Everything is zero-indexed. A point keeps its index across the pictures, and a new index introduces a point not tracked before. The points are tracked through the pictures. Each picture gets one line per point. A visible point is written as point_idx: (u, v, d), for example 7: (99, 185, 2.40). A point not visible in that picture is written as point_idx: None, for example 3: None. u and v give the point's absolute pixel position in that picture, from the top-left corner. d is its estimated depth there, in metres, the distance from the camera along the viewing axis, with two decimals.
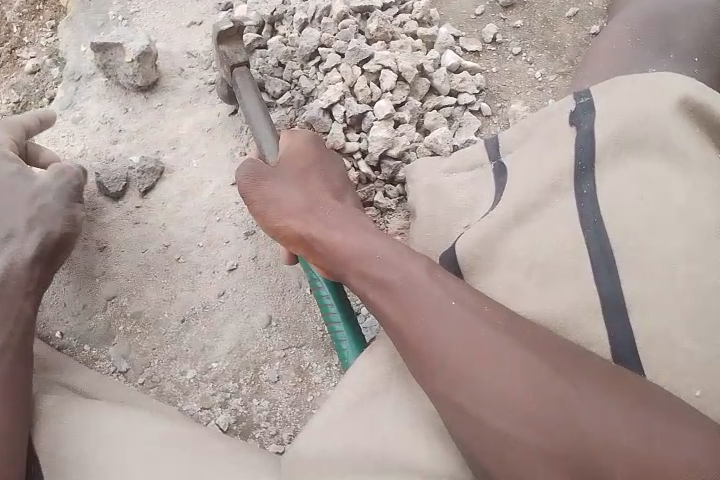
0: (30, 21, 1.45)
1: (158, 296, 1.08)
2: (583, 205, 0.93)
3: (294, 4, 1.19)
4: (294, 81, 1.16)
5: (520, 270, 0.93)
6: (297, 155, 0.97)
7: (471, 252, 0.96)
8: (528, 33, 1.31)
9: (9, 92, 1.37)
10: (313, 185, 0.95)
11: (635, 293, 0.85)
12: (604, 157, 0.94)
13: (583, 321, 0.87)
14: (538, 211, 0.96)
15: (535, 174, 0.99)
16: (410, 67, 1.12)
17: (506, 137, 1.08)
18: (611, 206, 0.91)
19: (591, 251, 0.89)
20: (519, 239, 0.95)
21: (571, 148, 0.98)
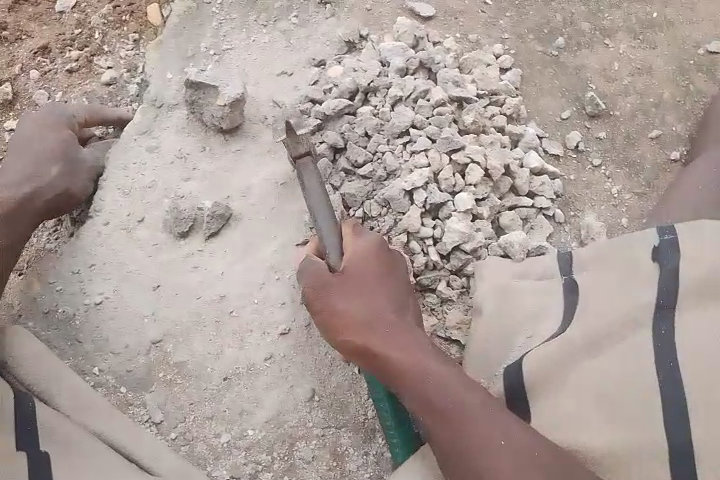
0: (114, 29, 1.43)
1: (204, 349, 1.04)
2: (658, 344, 0.91)
3: (392, 79, 1.19)
4: (378, 154, 1.14)
5: (585, 402, 0.91)
6: (360, 259, 1.02)
7: (539, 370, 0.95)
8: (609, 146, 1.32)
9: (81, 99, 1.34)
10: (373, 286, 1.02)
11: (705, 449, 0.83)
12: (685, 299, 0.92)
13: (650, 466, 0.85)
14: (613, 341, 0.93)
15: (611, 304, 0.97)
16: (498, 165, 1.11)
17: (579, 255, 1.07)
18: (690, 352, 0.88)
19: (664, 395, 0.87)
20: (586, 370, 0.93)
21: (653, 283, 0.96)
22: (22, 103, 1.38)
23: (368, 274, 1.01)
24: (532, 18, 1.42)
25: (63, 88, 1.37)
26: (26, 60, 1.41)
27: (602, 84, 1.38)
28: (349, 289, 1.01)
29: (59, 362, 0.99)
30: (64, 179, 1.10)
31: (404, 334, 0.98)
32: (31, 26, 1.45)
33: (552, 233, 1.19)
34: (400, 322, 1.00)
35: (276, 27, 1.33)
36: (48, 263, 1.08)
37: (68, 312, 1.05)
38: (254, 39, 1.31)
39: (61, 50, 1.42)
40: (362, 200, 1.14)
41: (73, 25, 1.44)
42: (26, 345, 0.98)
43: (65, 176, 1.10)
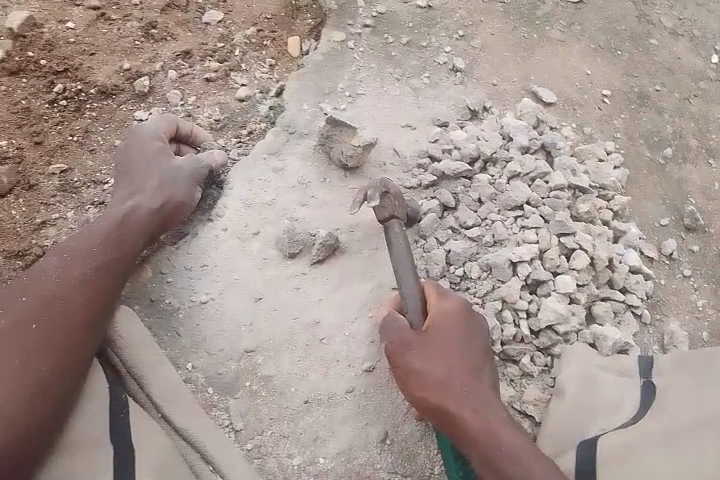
0: (253, 50, 1.53)
1: (292, 368, 1.07)
2: None
3: (513, 155, 1.25)
4: (487, 221, 1.19)
5: None
6: (442, 319, 1.04)
7: (609, 451, 1.01)
8: (700, 260, 1.36)
9: (213, 107, 1.42)
10: (452, 349, 1.03)
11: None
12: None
13: None
14: (692, 439, 0.98)
15: (689, 406, 1.03)
16: (604, 257, 1.16)
17: (660, 360, 1.12)
18: None
19: None
20: (659, 458, 0.98)
21: None
22: (155, 97, 1.45)
23: (450, 333, 1.03)
24: (644, 124, 1.49)
25: (197, 93, 1.45)
26: (167, 60, 1.49)
27: (701, 200, 1.43)
28: (427, 349, 1.02)
29: (158, 351, 1.04)
30: (162, 191, 1.13)
31: (477, 396, 0.99)
32: (177, 30, 1.55)
33: (638, 331, 1.23)
34: (474, 388, 1.00)
35: (407, 82, 1.42)
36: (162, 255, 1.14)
37: (174, 304, 1.10)
38: (386, 89, 1.40)
39: (202, 58, 1.51)
40: (464, 260, 1.17)
41: (217, 39, 1.54)
42: (129, 326, 1.05)
43: (165, 187, 1.13)
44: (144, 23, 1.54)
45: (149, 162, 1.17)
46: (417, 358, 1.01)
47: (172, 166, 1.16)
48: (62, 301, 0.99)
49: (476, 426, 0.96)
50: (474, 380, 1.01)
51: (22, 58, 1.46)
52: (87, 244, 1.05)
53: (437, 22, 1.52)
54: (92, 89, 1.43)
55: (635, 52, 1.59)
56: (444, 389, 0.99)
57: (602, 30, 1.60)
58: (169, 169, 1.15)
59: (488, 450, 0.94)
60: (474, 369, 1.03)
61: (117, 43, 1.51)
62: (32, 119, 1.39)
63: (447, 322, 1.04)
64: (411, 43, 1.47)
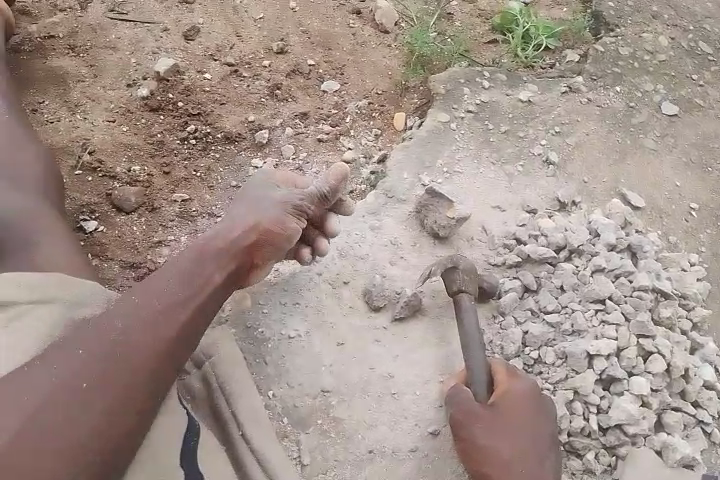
0: (362, 120, 1.68)
1: (362, 416, 1.12)
2: None
3: (599, 250, 1.30)
4: (567, 308, 1.23)
5: None
6: (512, 402, 1.07)
7: None
8: None
9: (320, 165, 1.55)
10: (518, 432, 1.05)
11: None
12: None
13: None
14: None
15: None
16: (681, 365, 1.17)
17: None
18: None
19: None
20: None
21: None
22: (271, 149, 1.60)
23: (518, 418, 1.06)
24: None
25: (308, 150, 1.59)
26: (286, 118, 1.65)
27: None
28: (494, 428, 1.05)
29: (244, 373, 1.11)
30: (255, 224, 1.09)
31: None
32: (298, 92, 1.72)
33: (706, 448, 1.20)
34: (535, 475, 1.01)
35: (502, 167, 1.51)
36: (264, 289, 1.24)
37: (265, 335, 1.18)
38: (481, 171, 1.49)
39: (316, 120, 1.66)
40: (540, 344, 1.21)
41: (332, 106, 1.70)
42: (224, 344, 1.13)
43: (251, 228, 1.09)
44: (270, 83, 1.72)
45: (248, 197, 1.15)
46: (482, 435, 1.04)
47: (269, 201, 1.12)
48: (153, 329, 0.95)
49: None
50: (537, 467, 1.02)
51: (163, 98, 1.65)
52: (176, 273, 1.01)
53: (535, 116, 1.62)
54: (219, 134, 1.60)
55: None
56: (506, 470, 1.01)
57: (694, 146, 1.67)
58: (259, 207, 1.12)
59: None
60: (540, 456, 1.03)
61: (245, 96, 1.69)
62: (163, 151, 1.57)
63: (516, 406, 1.07)
64: (509, 132, 1.57)
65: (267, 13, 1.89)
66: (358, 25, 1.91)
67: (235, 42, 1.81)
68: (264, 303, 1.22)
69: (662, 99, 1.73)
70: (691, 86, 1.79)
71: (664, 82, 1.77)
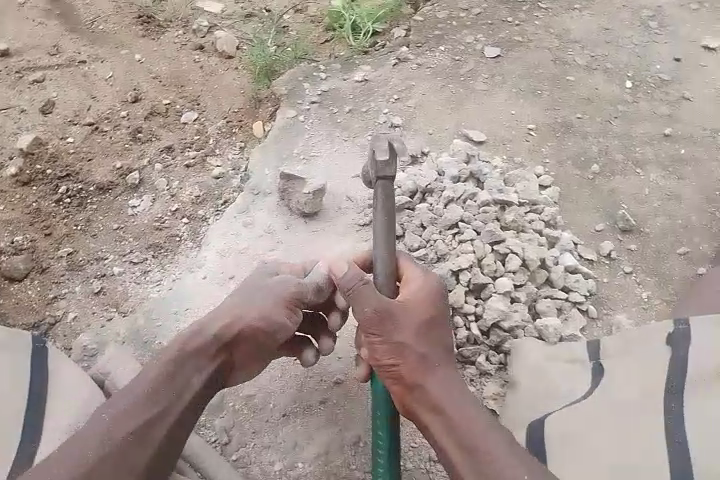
0: (225, 138, 1.79)
1: (269, 386, 1.20)
2: (670, 423, 1.01)
3: (446, 184, 1.45)
4: (430, 242, 1.37)
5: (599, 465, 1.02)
6: (420, 298, 1.09)
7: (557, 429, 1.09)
8: (640, 257, 1.47)
9: (192, 186, 1.65)
10: (423, 326, 1.07)
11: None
12: (694, 386, 1.03)
13: None
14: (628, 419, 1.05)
15: (628, 388, 1.10)
16: (535, 257, 1.31)
17: (606, 345, 1.21)
18: (699, 431, 0.98)
19: (673, 465, 0.96)
20: (600, 440, 1.04)
21: (664, 368, 1.09)
22: (145, 186, 1.68)
23: (426, 310, 1.08)
24: (570, 147, 1.67)
25: (179, 176, 1.69)
26: (153, 156, 1.75)
27: (633, 204, 1.57)
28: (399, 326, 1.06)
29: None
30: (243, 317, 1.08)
31: (447, 374, 1.03)
32: (160, 131, 1.83)
33: (586, 325, 1.34)
34: (439, 364, 1.05)
35: (354, 141, 1.65)
36: (156, 303, 1.35)
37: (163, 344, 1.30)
38: (336, 149, 1.63)
39: (182, 149, 1.76)
40: None
41: (194, 133, 1.81)
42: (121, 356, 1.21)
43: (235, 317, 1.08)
44: (131, 129, 1.82)
45: (245, 284, 1.15)
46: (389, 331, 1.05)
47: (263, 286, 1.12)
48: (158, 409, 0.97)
49: (435, 395, 1.00)
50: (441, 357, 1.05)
51: (32, 170, 1.72)
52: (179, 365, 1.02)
53: (375, 92, 1.78)
54: (92, 187, 1.69)
55: (554, 90, 1.82)
56: (411, 360, 1.04)
57: (522, 77, 1.85)
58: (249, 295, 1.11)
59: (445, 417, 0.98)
60: (444, 349, 1.07)
61: (111, 148, 1.78)
62: (43, 217, 1.64)
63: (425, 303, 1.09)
64: (354, 110, 1.73)
65: (116, 70, 2.00)
66: (204, 57, 2.04)
67: (91, 103, 1.91)
68: (159, 321, 1.32)
69: (484, 46, 1.92)
70: (509, 27, 1.98)
71: (483, 31, 1.96)
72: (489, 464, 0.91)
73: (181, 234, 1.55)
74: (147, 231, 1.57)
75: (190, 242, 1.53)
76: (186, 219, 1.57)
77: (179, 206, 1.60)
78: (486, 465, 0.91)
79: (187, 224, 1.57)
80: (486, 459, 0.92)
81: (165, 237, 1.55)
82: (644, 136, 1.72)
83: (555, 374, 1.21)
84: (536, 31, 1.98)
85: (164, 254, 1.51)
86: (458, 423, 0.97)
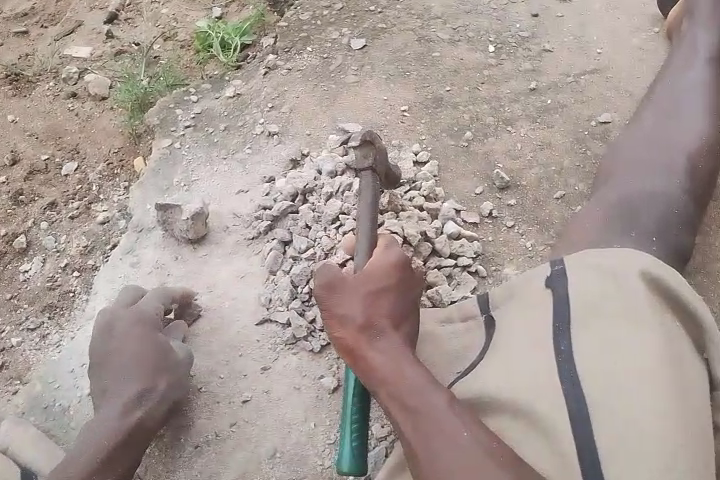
0: (108, 181, 1.76)
1: (178, 422, 1.24)
2: (560, 358, 1.03)
3: (323, 181, 1.48)
4: (317, 240, 1.39)
5: (505, 414, 1.03)
6: (374, 271, 1.07)
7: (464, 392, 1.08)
8: (520, 209, 1.53)
9: (80, 237, 1.62)
10: (375, 297, 1.06)
11: (604, 436, 0.93)
12: (576, 319, 1.07)
13: (564, 470, 0.94)
14: (523, 362, 1.06)
15: (520, 331, 1.11)
16: (414, 232, 1.34)
17: (494, 294, 1.22)
18: (585, 361, 1.01)
19: (567, 399, 0.97)
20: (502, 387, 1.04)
21: (550, 307, 1.11)
22: (34, 249, 1.64)
23: (376, 282, 1.06)
24: (443, 121, 1.72)
25: (66, 231, 1.65)
26: (37, 215, 1.70)
27: (508, 162, 1.63)
28: (354, 297, 1.06)
29: (51, 442, 1.20)
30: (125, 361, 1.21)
31: (393, 342, 1.02)
32: (42, 189, 1.77)
33: (478, 285, 1.38)
34: (385, 332, 1.03)
35: (233, 157, 1.65)
36: (49, 365, 1.37)
37: (64, 404, 1.31)
38: (216, 169, 1.63)
39: (65, 203, 1.72)
40: (307, 278, 1.33)
41: (76, 183, 1.76)
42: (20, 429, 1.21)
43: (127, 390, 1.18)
44: (11, 193, 1.76)
45: (112, 360, 1.22)
46: (338, 303, 1.05)
47: (130, 357, 1.21)
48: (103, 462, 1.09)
49: (386, 365, 0.99)
50: (393, 324, 1.04)
51: None
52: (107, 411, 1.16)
53: (248, 104, 1.79)
54: None
55: (421, 69, 1.86)
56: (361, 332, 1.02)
57: (390, 63, 1.88)
58: (121, 369, 1.20)
59: (398, 386, 0.97)
60: (399, 317, 1.06)
61: None
62: None
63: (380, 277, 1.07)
64: (229, 126, 1.73)
65: None
66: (77, 105, 1.95)
67: None
68: (54, 376, 1.35)
69: (349, 38, 1.94)
70: (372, 16, 2.01)
71: (347, 25, 1.98)
72: (445, 433, 0.90)
73: (74, 287, 1.53)
74: (40, 293, 1.54)
75: (85, 295, 1.52)
76: (77, 272, 1.56)
77: (69, 261, 1.58)
78: (429, 425, 0.92)
79: (79, 276, 1.55)
80: (442, 429, 0.91)
81: (58, 295, 1.53)
82: (512, 95, 1.79)
83: (448, 341, 1.20)
84: (398, 15, 2.01)
85: (60, 312, 1.50)
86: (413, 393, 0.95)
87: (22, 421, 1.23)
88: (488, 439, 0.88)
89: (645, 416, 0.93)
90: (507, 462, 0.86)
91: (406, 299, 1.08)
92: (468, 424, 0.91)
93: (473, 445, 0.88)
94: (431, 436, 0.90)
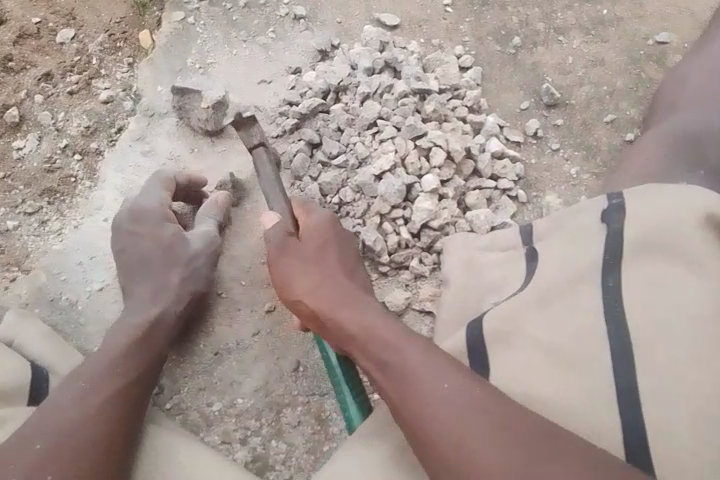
0: (110, 55, 1.54)
1: (196, 327, 1.18)
2: (606, 296, 0.90)
3: (360, 79, 1.33)
4: (350, 145, 1.27)
5: (539, 350, 0.89)
6: (314, 230, 1.07)
7: (496, 323, 0.93)
8: (567, 132, 1.42)
9: (80, 116, 1.46)
10: (322, 257, 1.05)
11: (649, 389, 0.82)
12: (629, 257, 0.92)
13: (597, 410, 0.83)
14: (566, 297, 0.93)
15: (564, 263, 0.97)
16: (460, 148, 1.23)
17: (538, 226, 1.10)
18: (634, 303, 0.88)
19: (610, 341, 0.86)
20: (539, 322, 0.92)
21: (599, 241, 0.96)
22: (28, 125, 1.46)
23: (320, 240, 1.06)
24: (490, 22, 1.54)
25: (65, 108, 1.48)
26: (30, 87, 1.50)
27: (557, 77, 1.48)
28: (306, 260, 1.04)
29: (60, 339, 1.13)
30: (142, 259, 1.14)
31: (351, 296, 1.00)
32: (35, 56, 1.53)
33: (517, 211, 1.30)
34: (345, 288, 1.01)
35: (254, 41, 1.47)
36: (53, 255, 1.30)
37: (72, 299, 1.26)
38: (235, 53, 1.46)
39: (62, 75, 1.51)
40: (338, 188, 1.25)
41: (73, 54, 1.53)
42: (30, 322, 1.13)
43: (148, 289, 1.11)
44: None
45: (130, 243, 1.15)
46: (290, 269, 1.04)
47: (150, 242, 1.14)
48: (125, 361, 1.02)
49: (351, 320, 0.96)
50: (345, 280, 1.03)
51: None
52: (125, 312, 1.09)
53: None
54: None
55: None
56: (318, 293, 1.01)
57: None
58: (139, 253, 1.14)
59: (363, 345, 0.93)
60: (347, 274, 1.05)
61: None
62: None
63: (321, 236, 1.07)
64: (250, 3, 1.52)
65: None
66: None
67: None
68: (58, 268, 1.28)
69: None
70: None
71: None
72: (425, 383, 0.86)
73: (76, 172, 1.40)
74: (37, 176, 1.40)
75: (88, 182, 1.39)
76: (79, 155, 1.42)
77: (68, 142, 1.43)
78: (407, 378, 0.87)
79: (80, 160, 1.41)
80: (419, 383, 0.86)
81: (59, 179, 1.39)
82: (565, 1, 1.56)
83: (490, 271, 1.09)
84: None
85: (61, 198, 1.38)
86: (378, 348, 0.91)
87: (27, 315, 1.14)
88: (471, 389, 0.83)
89: (694, 367, 0.82)
90: (504, 413, 0.81)
91: (348, 256, 1.08)
92: (446, 374, 0.86)
93: (458, 397, 0.83)
94: (413, 391, 0.86)
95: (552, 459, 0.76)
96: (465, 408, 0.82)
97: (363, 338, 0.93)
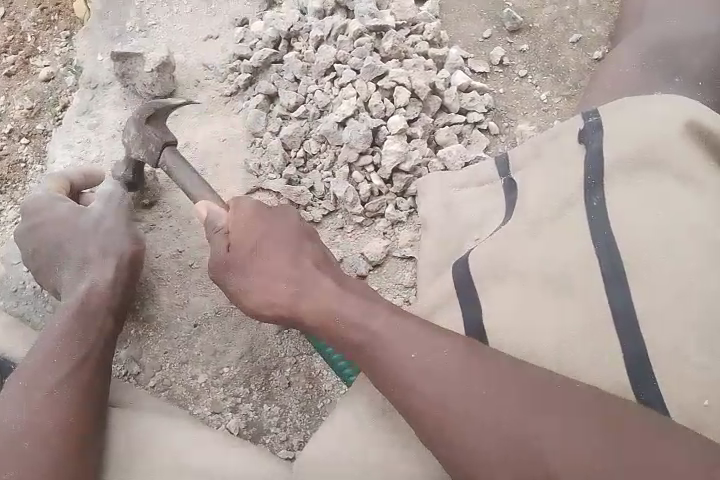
0: (45, 30, 1.42)
1: (171, 300, 1.14)
2: (590, 217, 0.87)
3: (313, 22, 1.25)
4: (309, 95, 1.21)
5: (529, 277, 0.86)
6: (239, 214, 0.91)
7: (481, 262, 0.90)
8: (534, 56, 1.36)
9: (21, 98, 1.37)
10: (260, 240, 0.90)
11: (646, 307, 0.79)
12: (610, 172, 0.88)
13: (596, 336, 0.80)
14: (548, 222, 0.90)
15: (549, 186, 0.94)
16: (424, 84, 1.18)
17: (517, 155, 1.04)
18: (625, 221, 0.84)
19: (601, 261, 0.83)
20: (523, 251, 0.88)
21: (579, 161, 0.93)
22: None
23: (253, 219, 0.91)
24: None
25: (3, 90, 1.37)
26: None
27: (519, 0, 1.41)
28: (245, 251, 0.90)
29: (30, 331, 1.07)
30: (79, 228, 1.08)
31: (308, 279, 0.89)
32: None
33: (489, 143, 1.26)
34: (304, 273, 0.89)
35: None
36: (13, 245, 1.24)
37: (36, 289, 1.20)
38: (176, 10, 1.37)
39: None
40: (300, 140, 1.19)
41: (4, 33, 1.42)
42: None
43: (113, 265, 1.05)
44: None
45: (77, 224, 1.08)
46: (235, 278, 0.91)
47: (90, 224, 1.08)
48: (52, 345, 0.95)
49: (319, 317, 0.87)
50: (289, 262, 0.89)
51: None
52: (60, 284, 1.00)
53: None
54: None
55: None
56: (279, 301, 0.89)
57: None
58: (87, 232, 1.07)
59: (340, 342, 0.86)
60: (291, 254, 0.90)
61: None
62: None
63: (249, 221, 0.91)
64: None
65: None
66: None
67: None
68: (20, 258, 1.22)
69: None
70: None
71: None
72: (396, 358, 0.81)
73: (24, 158, 1.32)
74: None
75: (38, 166, 1.31)
76: (25, 138, 1.33)
77: (12, 127, 1.34)
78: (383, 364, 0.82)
79: (27, 143, 1.33)
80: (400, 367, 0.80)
81: (7, 166, 1.31)
82: None
83: (466, 205, 1.05)
84: None
85: (13, 186, 1.30)
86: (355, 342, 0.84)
87: None
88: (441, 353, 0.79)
89: (688, 279, 0.79)
90: (505, 386, 0.76)
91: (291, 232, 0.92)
92: (430, 350, 0.80)
93: (438, 367, 0.79)
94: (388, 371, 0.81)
95: (574, 429, 0.72)
96: (441, 370, 0.79)
97: (336, 334, 0.86)
